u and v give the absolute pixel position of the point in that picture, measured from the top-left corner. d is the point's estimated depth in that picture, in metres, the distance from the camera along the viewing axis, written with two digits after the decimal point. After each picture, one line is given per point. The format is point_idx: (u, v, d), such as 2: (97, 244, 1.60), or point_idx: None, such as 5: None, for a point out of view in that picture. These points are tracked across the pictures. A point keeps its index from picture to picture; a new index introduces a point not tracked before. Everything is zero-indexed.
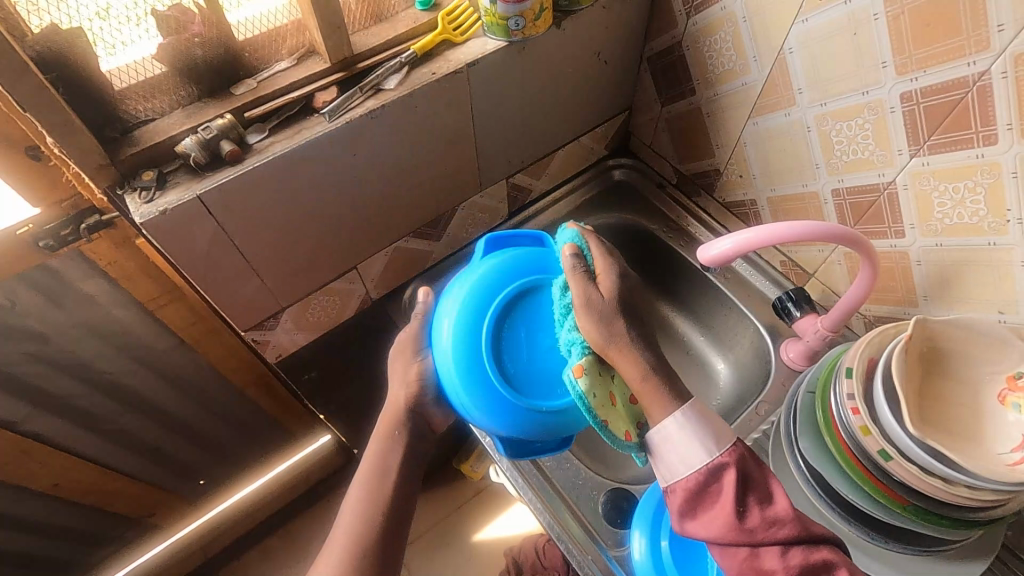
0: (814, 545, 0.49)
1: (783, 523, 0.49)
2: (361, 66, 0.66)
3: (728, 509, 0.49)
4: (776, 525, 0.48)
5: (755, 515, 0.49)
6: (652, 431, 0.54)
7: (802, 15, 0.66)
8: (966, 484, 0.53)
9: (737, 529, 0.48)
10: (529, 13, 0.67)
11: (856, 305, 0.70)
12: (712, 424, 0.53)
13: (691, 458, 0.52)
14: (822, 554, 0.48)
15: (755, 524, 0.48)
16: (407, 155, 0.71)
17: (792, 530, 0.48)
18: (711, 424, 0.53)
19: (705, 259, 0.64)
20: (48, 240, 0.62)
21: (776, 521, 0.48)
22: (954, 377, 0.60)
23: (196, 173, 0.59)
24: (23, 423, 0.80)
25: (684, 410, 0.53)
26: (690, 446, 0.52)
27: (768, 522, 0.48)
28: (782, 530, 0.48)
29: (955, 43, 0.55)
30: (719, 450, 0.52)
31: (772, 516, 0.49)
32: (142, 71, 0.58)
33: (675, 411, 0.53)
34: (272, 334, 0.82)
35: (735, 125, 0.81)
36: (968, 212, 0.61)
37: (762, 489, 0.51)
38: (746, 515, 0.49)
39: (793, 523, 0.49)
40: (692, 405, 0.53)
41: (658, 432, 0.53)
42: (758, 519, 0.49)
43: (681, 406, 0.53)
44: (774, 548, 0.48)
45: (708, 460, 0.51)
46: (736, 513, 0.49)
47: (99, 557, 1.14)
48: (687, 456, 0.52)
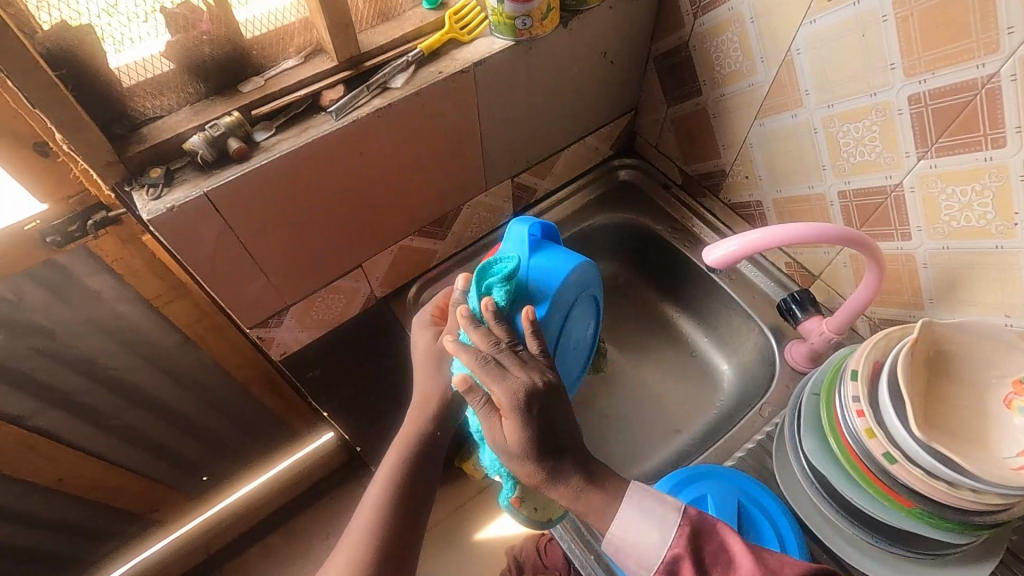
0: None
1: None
2: (368, 65, 0.67)
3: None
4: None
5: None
6: (607, 544, 0.53)
7: (810, 16, 0.65)
8: (971, 488, 0.53)
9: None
10: (536, 13, 0.67)
11: (860, 308, 0.70)
12: (653, 513, 0.52)
13: (648, 557, 0.50)
14: None
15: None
16: (412, 154, 0.72)
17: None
18: (651, 510, 0.52)
19: (710, 260, 0.64)
20: (55, 236, 0.63)
21: None
22: (959, 381, 0.60)
23: (203, 171, 0.59)
24: (28, 418, 0.81)
25: (621, 509, 0.53)
26: (642, 542, 0.51)
27: None
28: None
29: (963, 46, 0.55)
30: (667, 540, 0.50)
31: None
32: (150, 68, 0.58)
33: (614, 511, 0.53)
34: (277, 332, 0.82)
35: (741, 126, 0.81)
36: (974, 215, 0.60)
37: (722, 558, 0.48)
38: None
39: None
40: (625, 499, 0.53)
41: (611, 541, 0.53)
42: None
43: (619, 502, 0.53)
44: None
45: (662, 554, 0.49)
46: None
47: (102, 552, 1.14)
48: (643, 557, 0.51)
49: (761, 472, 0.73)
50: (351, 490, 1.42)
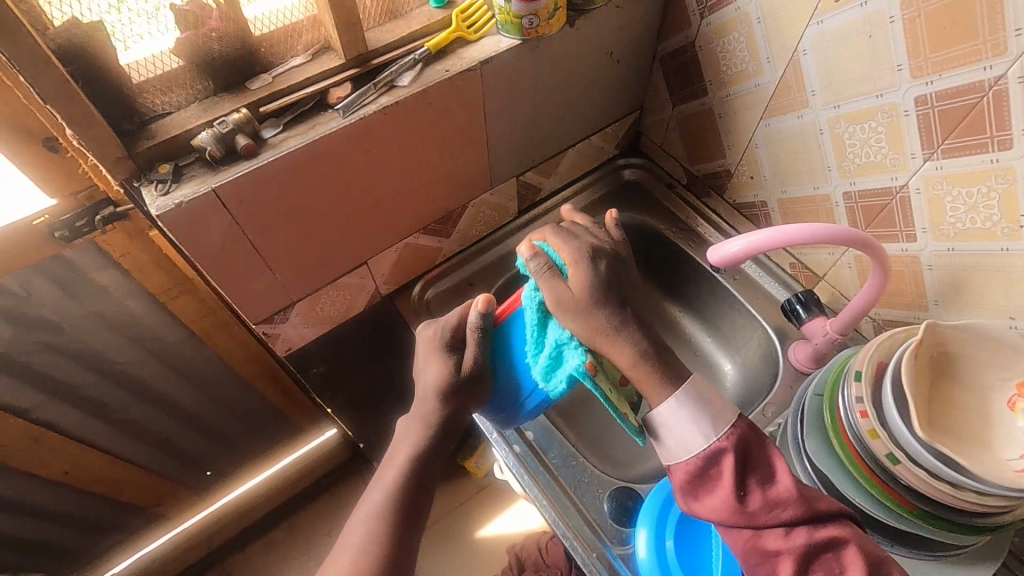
0: (819, 523, 0.51)
1: (785, 504, 0.51)
2: (375, 62, 0.67)
3: (728, 490, 0.51)
4: (778, 506, 0.50)
5: (757, 497, 0.51)
6: (651, 416, 0.57)
7: (817, 17, 0.66)
8: (974, 489, 0.53)
9: (740, 512, 0.50)
10: (543, 12, 0.67)
11: (864, 309, 0.70)
12: (711, 406, 0.55)
13: (689, 441, 0.54)
14: (827, 530, 0.50)
15: (756, 506, 0.50)
16: (419, 152, 0.72)
17: (795, 510, 0.50)
18: (708, 406, 0.55)
19: (715, 260, 0.64)
20: (64, 231, 0.63)
21: (778, 502, 0.50)
22: (963, 383, 0.60)
23: (212, 168, 0.60)
24: (35, 411, 0.81)
25: (684, 393, 0.56)
26: (690, 427, 0.54)
27: (770, 505, 0.50)
28: (784, 510, 0.50)
29: (970, 47, 0.55)
30: (717, 433, 0.54)
31: (775, 497, 0.51)
32: (159, 65, 0.59)
33: (672, 395, 0.56)
34: (282, 328, 0.82)
35: (746, 126, 0.81)
36: (980, 217, 0.60)
37: (763, 469, 0.53)
38: (748, 497, 0.51)
39: (796, 503, 0.50)
40: (687, 389, 0.56)
41: (660, 415, 0.56)
42: (760, 501, 0.51)
43: (677, 392, 0.56)
44: (777, 528, 0.50)
45: (707, 444, 0.54)
46: (736, 496, 0.51)
47: (107, 544, 1.15)
48: (685, 440, 0.54)
49: None
50: (353, 486, 1.42)
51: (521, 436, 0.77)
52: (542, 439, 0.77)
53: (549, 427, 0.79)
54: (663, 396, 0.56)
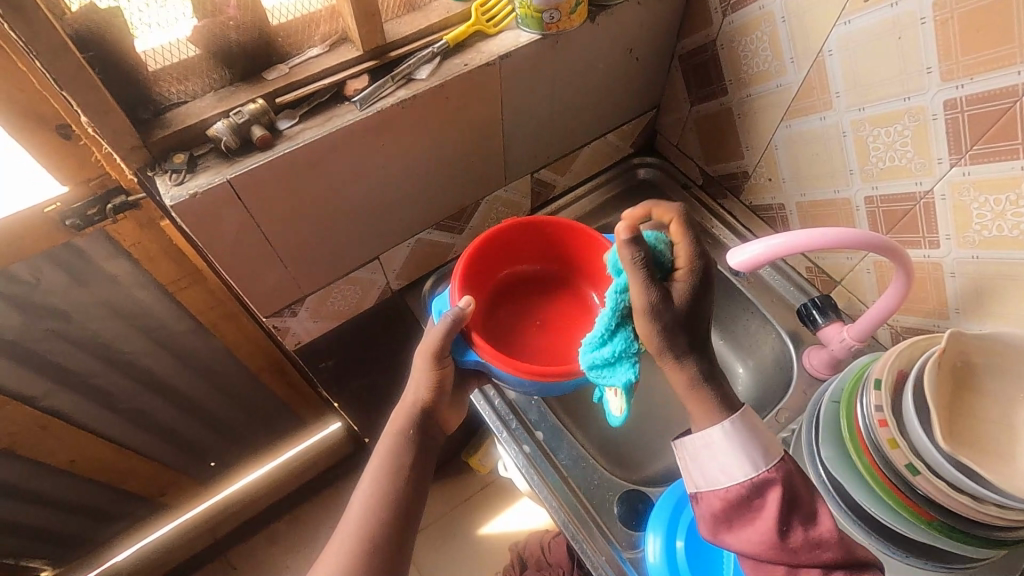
0: (855, 572, 0.48)
1: (826, 545, 0.48)
2: (393, 55, 0.66)
3: (771, 524, 0.49)
4: (821, 547, 0.47)
5: (798, 534, 0.48)
6: (698, 439, 0.54)
7: (844, 17, 0.64)
8: (996, 503, 0.52)
9: (780, 547, 0.48)
10: (565, 7, 0.66)
11: (885, 315, 0.69)
12: (762, 440, 0.53)
13: (734, 470, 0.52)
14: None
15: (798, 543, 0.48)
16: (435, 147, 0.71)
17: (836, 554, 0.48)
18: (760, 438, 0.53)
19: (735, 263, 0.63)
20: (75, 219, 0.63)
21: (820, 543, 0.48)
22: (986, 393, 0.59)
23: (227, 158, 0.59)
24: (42, 399, 0.81)
25: (738, 421, 0.53)
26: (737, 457, 0.52)
27: (811, 543, 0.48)
28: (824, 552, 0.48)
29: (1004, 51, 0.54)
30: (767, 465, 0.51)
31: (816, 538, 0.48)
32: (176, 53, 0.58)
33: (726, 420, 0.53)
34: (292, 322, 0.82)
35: (767, 126, 0.79)
36: (1007, 225, 0.59)
37: (806, 509, 0.50)
38: (790, 533, 0.48)
39: (836, 546, 0.48)
40: (743, 417, 0.53)
41: (707, 439, 0.53)
42: (802, 539, 0.48)
43: (732, 418, 0.53)
44: (814, 569, 0.48)
45: (754, 474, 0.51)
46: (780, 530, 0.48)
47: (110, 533, 1.15)
48: (730, 468, 0.52)
49: None
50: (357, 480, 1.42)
51: (531, 436, 0.76)
52: (552, 439, 0.76)
53: (559, 427, 0.78)
54: (717, 418, 0.53)
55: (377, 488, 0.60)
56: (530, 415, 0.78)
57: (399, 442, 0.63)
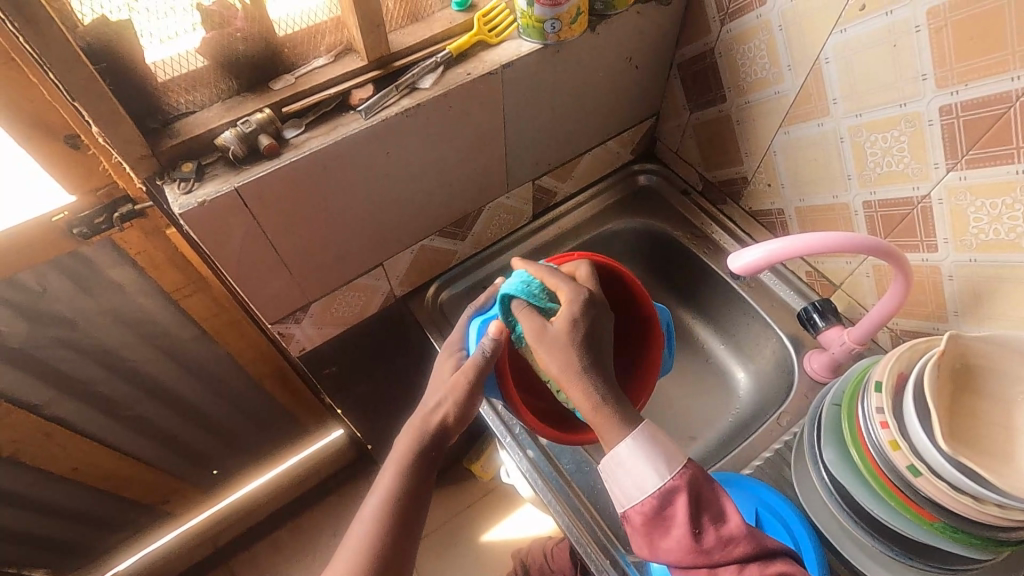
0: (767, 557, 0.49)
1: (737, 540, 0.48)
2: (397, 65, 0.67)
3: (683, 532, 0.48)
4: (731, 544, 0.48)
5: (710, 535, 0.48)
6: (607, 457, 0.52)
7: (840, 26, 0.65)
8: (997, 503, 0.53)
9: (694, 552, 0.48)
10: (565, 17, 0.67)
11: (884, 319, 0.70)
12: (663, 447, 0.51)
13: (644, 482, 0.50)
14: (776, 567, 0.48)
15: (711, 544, 0.48)
16: (437, 155, 0.72)
17: (747, 547, 0.48)
18: (661, 446, 0.51)
19: (736, 268, 0.64)
20: (82, 228, 0.63)
21: (730, 540, 0.48)
22: (986, 396, 0.60)
23: (234, 167, 0.60)
24: (47, 407, 0.82)
25: (635, 433, 0.52)
26: (644, 470, 0.50)
27: (723, 542, 0.48)
28: (736, 548, 0.48)
29: (997, 58, 0.55)
30: (672, 472, 0.50)
31: (727, 535, 0.48)
32: (186, 64, 0.59)
33: (629, 436, 0.51)
34: (297, 328, 0.82)
35: (766, 132, 0.80)
36: (1004, 229, 0.60)
37: (714, 508, 0.50)
38: (702, 537, 0.48)
39: (747, 540, 0.48)
40: (643, 429, 0.52)
41: (614, 458, 0.52)
42: (714, 539, 0.48)
43: (632, 431, 0.52)
44: (730, 567, 0.48)
45: (661, 484, 0.50)
46: (692, 535, 0.48)
47: (112, 542, 1.15)
48: (640, 481, 0.51)
49: (778, 482, 0.73)
50: (358, 488, 1.42)
51: (534, 441, 0.77)
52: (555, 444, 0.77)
53: None
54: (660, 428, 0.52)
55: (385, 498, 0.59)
56: None
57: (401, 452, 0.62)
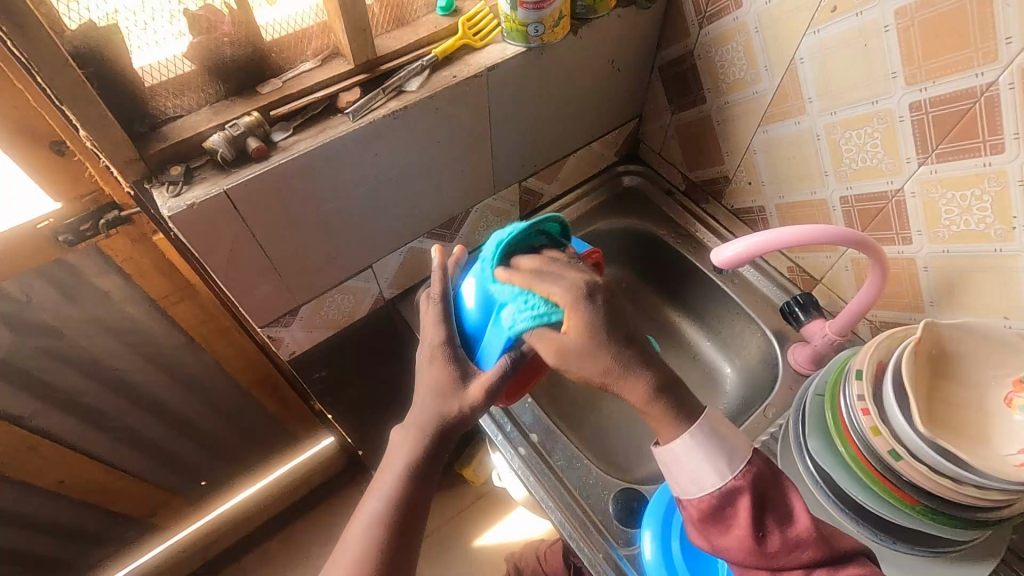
0: (837, 564, 0.48)
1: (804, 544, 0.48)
2: (384, 68, 0.68)
3: (745, 534, 0.49)
4: (798, 549, 0.47)
5: (776, 538, 0.48)
6: (661, 451, 0.54)
7: (813, 27, 0.68)
8: (974, 484, 0.54)
9: (758, 554, 0.48)
10: (548, 20, 0.68)
11: (863, 309, 0.71)
12: (727, 442, 0.53)
13: (702, 479, 0.52)
14: (846, 573, 0.47)
15: (776, 548, 0.48)
16: (425, 158, 0.73)
17: (815, 552, 0.48)
18: (723, 442, 0.52)
19: (718, 262, 0.65)
20: (67, 235, 0.63)
21: (798, 543, 0.48)
22: (960, 380, 0.62)
23: (223, 169, 0.60)
24: (31, 418, 0.80)
25: (694, 431, 0.53)
26: (704, 465, 0.52)
27: (790, 545, 0.48)
28: (804, 552, 0.48)
29: (963, 55, 0.57)
30: (734, 471, 0.51)
31: (794, 538, 0.48)
32: (172, 70, 0.59)
33: (686, 433, 0.53)
34: (288, 332, 0.83)
35: (745, 132, 0.82)
36: (974, 220, 0.62)
37: (781, 508, 0.51)
38: (767, 539, 0.48)
39: (814, 543, 0.48)
40: (702, 426, 0.53)
41: (668, 453, 0.54)
42: (780, 542, 0.48)
43: (692, 427, 0.53)
44: (796, 570, 0.48)
45: (722, 482, 0.51)
46: (755, 538, 0.48)
47: (98, 557, 1.13)
48: (698, 476, 0.52)
49: None
50: (349, 495, 1.41)
51: (526, 438, 0.77)
52: (546, 441, 0.78)
53: (554, 429, 0.79)
54: (679, 430, 0.53)
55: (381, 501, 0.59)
56: (525, 418, 0.80)
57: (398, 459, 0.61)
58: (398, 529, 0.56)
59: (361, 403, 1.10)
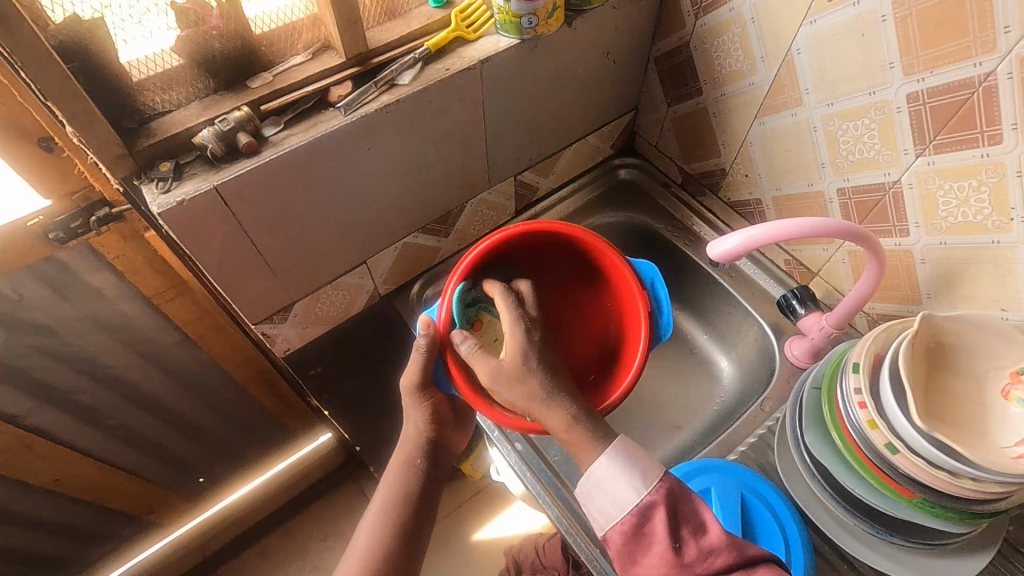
0: (751, 569, 0.49)
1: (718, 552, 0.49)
2: (376, 61, 0.67)
3: (663, 547, 0.49)
4: (712, 555, 0.48)
5: (692, 548, 0.49)
6: (584, 474, 0.55)
7: (810, 17, 0.67)
8: (971, 477, 0.54)
9: (676, 566, 0.48)
10: (542, 12, 0.67)
11: (862, 301, 0.71)
12: (639, 460, 0.54)
13: (622, 499, 0.53)
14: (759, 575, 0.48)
15: (692, 557, 0.49)
16: (418, 152, 0.72)
17: (729, 558, 0.49)
18: (637, 459, 0.54)
19: (715, 256, 0.65)
20: (58, 232, 0.63)
21: (711, 550, 0.49)
22: (958, 372, 0.61)
23: (213, 165, 0.60)
24: (26, 417, 0.80)
25: (610, 447, 0.54)
26: (621, 486, 0.53)
27: (703, 554, 0.49)
28: (717, 559, 0.48)
29: (961, 45, 0.56)
30: (647, 486, 0.52)
31: (708, 546, 0.49)
32: (160, 63, 0.58)
33: (603, 451, 0.54)
34: (282, 328, 0.82)
35: (741, 125, 0.82)
36: (971, 212, 0.62)
37: (695, 521, 0.52)
38: (684, 550, 0.49)
39: (727, 550, 0.49)
40: (618, 442, 0.55)
41: (589, 473, 0.54)
42: (695, 551, 0.49)
43: (607, 445, 0.55)
44: None
45: (638, 499, 0.52)
46: (671, 548, 0.49)
47: (95, 555, 1.13)
48: (618, 497, 0.53)
49: (764, 466, 0.74)
50: (347, 490, 1.41)
51: (523, 433, 0.77)
52: (543, 436, 0.77)
53: None
54: (596, 449, 0.54)
55: (380, 511, 0.67)
56: None
57: (402, 470, 0.69)
58: (403, 536, 0.66)
59: (358, 399, 1.09)
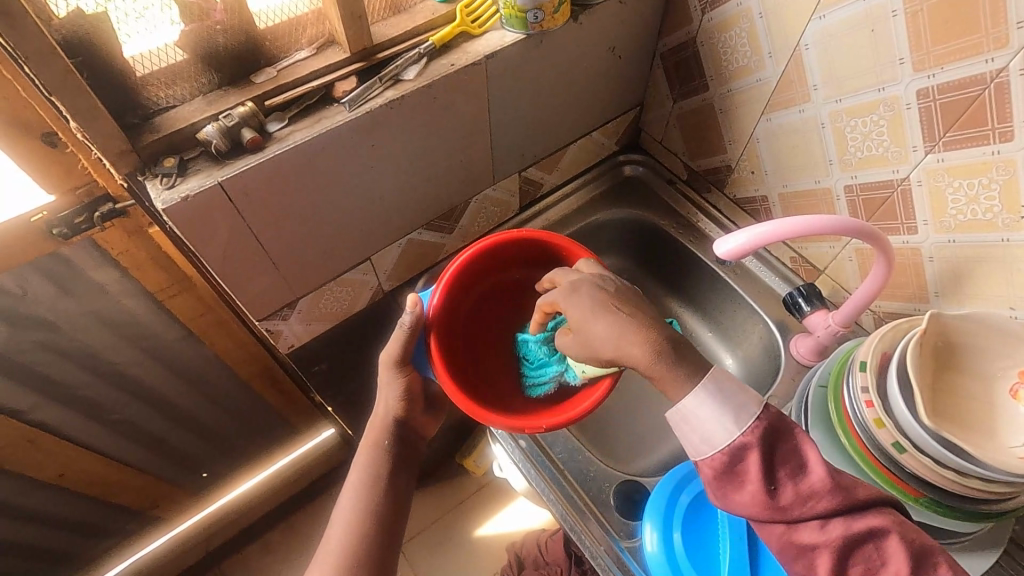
0: (857, 512, 0.47)
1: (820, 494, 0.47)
2: (380, 56, 0.67)
3: (758, 487, 0.48)
4: (812, 499, 0.47)
5: (788, 490, 0.48)
6: (671, 411, 0.53)
7: (819, 12, 0.66)
8: (979, 476, 0.54)
9: (771, 508, 0.47)
10: (548, 6, 0.67)
11: (868, 300, 0.70)
12: (735, 399, 0.51)
13: (714, 438, 0.50)
14: (864, 520, 0.46)
15: (789, 500, 0.47)
16: (423, 148, 0.72)
17: (831, 502, 0.46)
18: (731, 398, 0.51)
19: (722, 253, 0.64)
20: (61, 228, 0.62)
21: (811, 494, 0.47)
22: (966, 371, 0.61)
23: (217, 161, 0.59)
24: (30, 412, 0.80)
25: (701, 388, 0.51)
26: (713, 424, 0.50)
27: (802, 497, 0.47)
28: (818, 503, 0.47)
29: (972, 41, 0.56)
30: (742, 427, 0.50)
31: (807, 490, 0.47)
32: (164, 58, 0.58)
33: (695, 391, 0.51)
34: (286, 325, 0.82)
35: (748, 121, 0.81)
36: (981, 209, 0.61)
37: (793, 459, 0.49)
38: (779, 492, 0.48)
39: (831, 493, 0.47)
40: (709, 383, 0.51)
41: (679, 411, 0.52)
42: (792, 495, 0.47)
43: (698, 386, 0.52)
44: (812, 521, 0.47)
45: (732, 439, 0.49)
46: (767, 490, 0.47)
47: (99, 550, 1.14)
48: (710, 436, 0.50)
49: None
50: None
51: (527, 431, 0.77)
52: (547, 433, 0.77)
53: None
54: (686, 389, 0.52)
55: (360, 502, 0.64)
56: None
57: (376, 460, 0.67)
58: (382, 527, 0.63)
59: (361, 395, 1.09)
